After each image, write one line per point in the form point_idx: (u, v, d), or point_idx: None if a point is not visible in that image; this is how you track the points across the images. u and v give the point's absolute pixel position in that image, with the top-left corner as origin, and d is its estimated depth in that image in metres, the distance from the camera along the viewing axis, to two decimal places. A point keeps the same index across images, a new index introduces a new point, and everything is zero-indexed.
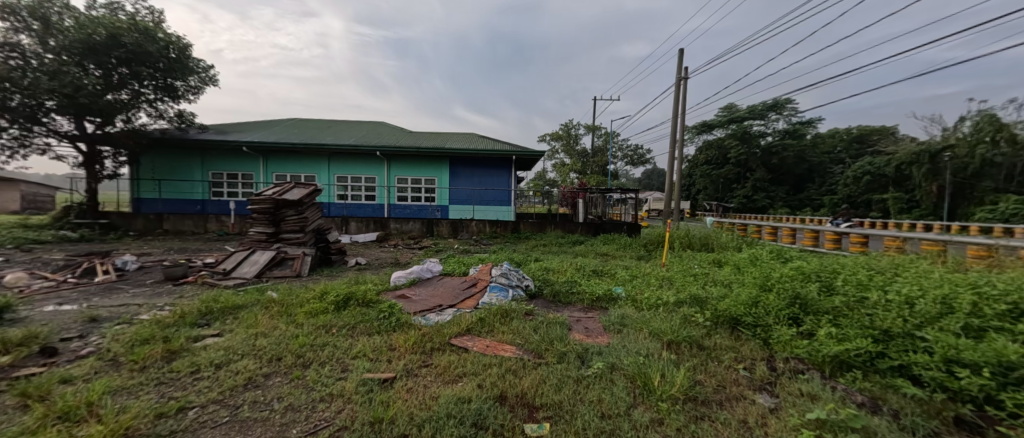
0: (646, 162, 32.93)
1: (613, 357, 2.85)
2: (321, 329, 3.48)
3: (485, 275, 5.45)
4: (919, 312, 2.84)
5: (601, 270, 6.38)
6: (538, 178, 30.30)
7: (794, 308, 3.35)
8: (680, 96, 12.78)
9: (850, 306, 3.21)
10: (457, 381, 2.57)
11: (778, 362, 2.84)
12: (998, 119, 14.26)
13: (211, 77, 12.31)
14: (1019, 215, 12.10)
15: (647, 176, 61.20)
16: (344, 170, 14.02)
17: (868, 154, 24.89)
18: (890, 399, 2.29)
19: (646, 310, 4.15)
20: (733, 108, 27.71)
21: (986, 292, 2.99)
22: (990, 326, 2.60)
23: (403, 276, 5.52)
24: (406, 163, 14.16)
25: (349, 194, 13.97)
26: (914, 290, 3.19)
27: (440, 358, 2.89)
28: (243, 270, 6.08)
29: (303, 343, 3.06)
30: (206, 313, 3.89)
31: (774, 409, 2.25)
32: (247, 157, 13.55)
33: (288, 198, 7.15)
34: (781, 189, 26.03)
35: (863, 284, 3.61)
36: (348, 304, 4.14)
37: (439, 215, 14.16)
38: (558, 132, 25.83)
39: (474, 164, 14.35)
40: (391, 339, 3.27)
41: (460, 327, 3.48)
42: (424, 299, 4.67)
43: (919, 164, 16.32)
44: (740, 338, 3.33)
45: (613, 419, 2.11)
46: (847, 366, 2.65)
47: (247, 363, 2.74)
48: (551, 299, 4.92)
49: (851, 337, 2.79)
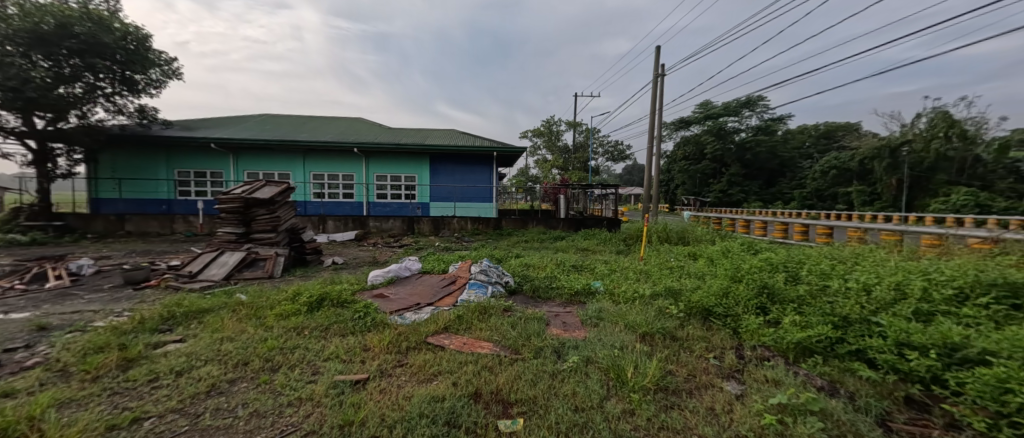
0: (627, 158, 33.57)
1: (589, 351, 2.88)
2: (292, 331, 3.38)
3: (464, 272, 5.41)
4: (876, 299, 3.00)
5: (581, 265, 6.44)
6: (521, 174, 30.51)
7: (761, 297, 3.49)
8: (658, 93, 13.01)
9: (814, 295, 3.36)
10: (432, 381, 2.55)
11: (746, 350, 2.93)
12: (951, 117, 15.21)
13: (174, 70, 11.69)
14: (968, 207, 12.94)
15: (629, 172, 62.13)
16: (320, 168, 13.65)
17: (835, 149, 26.00)
18: (847, 382, 2.40)
19: (623, 303, 4.22)
20: (709, 105, 28.69)
21: (934, 277, 3.19)
22: (937, 310, 2.77)
23: (380, 274, 5.44)
24: (385, 160, 13.91)
25: (326, 192, 13.60)
26: (871, 278, 3.37)
27: (415, 357, 2.86)
28: (211, 272, 5.83)
29: (271, 346, 2.97)
30: (168, 318, 3.71)
31: (739, 395, 2.33)
32: (216, 154, 12.99)
33: (259, 196, 6.91)
34: (754, 183, 26.89)
35: (826, 273, 3.79)
36: (322, 304, 4.04)
37: (420, 213, 13.95)
38: (540, 128, 25.95)
39: (456, 161, 14.21)
40: (365, 339, 3.21)
41: (438, 325, 3.45)
42: (404, 298, 4.60)
43: (880, 159, 17.28)
44: (711, 328, 3.42)
45: (586, 412, 2.13)
46: (809, 351, 2.76)
47: (210, 369, 2.62)
48: (530, 295, 4.94)
49: (813, 323, 2.91)
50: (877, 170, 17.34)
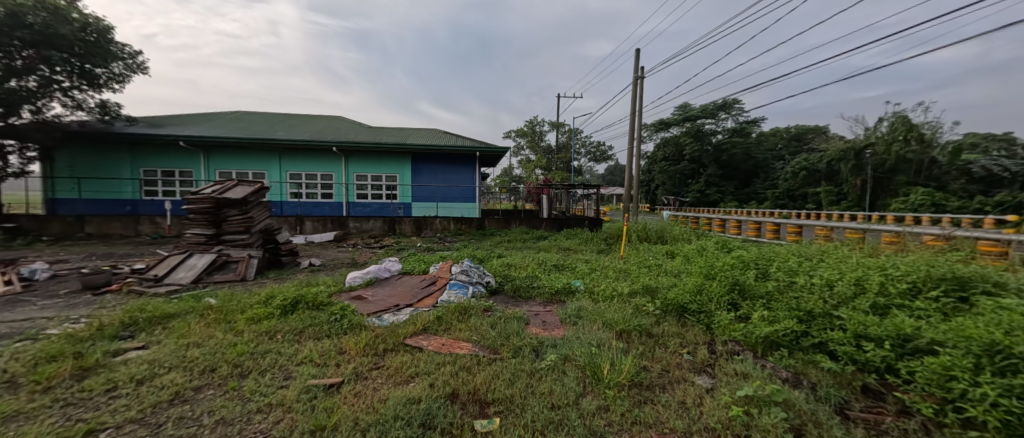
0: (609, 158, 34.06)
1: (567, 349, 2.92)
2: (264, 335, 3.28)
3: (444, 273, 5.37)
4: (838, 294, 3.15)
5: (563, 264, 6.49)
6: (504, 174, 30.53)
7: (733, 294, 3.60)
8: (638, 94, 13.24)
9: (781, 290, 3.50)
10: (409, 382, 2.52)
11: (718, 345, 3.02)
12: (909, 121, 16.03)
13: (139, 64, 11.15)
14: (926, 206, 13.70)
15: (611, 172, 63.10)
16: (297, 167, 13.28)
17: (805, 151, 27.10)
18: (809, 373, 2.51)
19: (602, 302, 4.28)
20: (687, 107, 29.43)
21: (891, 273, 3.37)
22: (893, 304, 2.94)
23: (359, 276, 5.33)
24: (365, 159, 13.65)
25: (303, 192, 13.22)
26: (834, 274, 3.53)
27: (392, 359, 2.82)
28: (178, 276, 5.59)
29: (241, 351, 2.87)
30: (130, 324, 3.54)
31: (710, 389, 2.40)
32: (185, 152, 12.45)
33: (231, 196, 6.67)
34: (730, 184, 27.71)
35: (793, 270, 3.95)
36: (296, 307, 3.94)
37: (401, 213, 13.76)
38: (523, 129, 26.02)
39: (438, 161, 14.08)
40: (340, 342, 3.14)
41: (417, 326, 3.42)
42: (382, 299, 4.53)
43: (846, 160, 18.10)
44: (685, 324, 3.51)
45: (561, 409, 2.15)
46: (776, 345, 2.87)
47: (174, 376, 2.51)
48: (511, 295, 4.95)
49: (780, 318, 3.04)
50: (843, 171, 18.15)
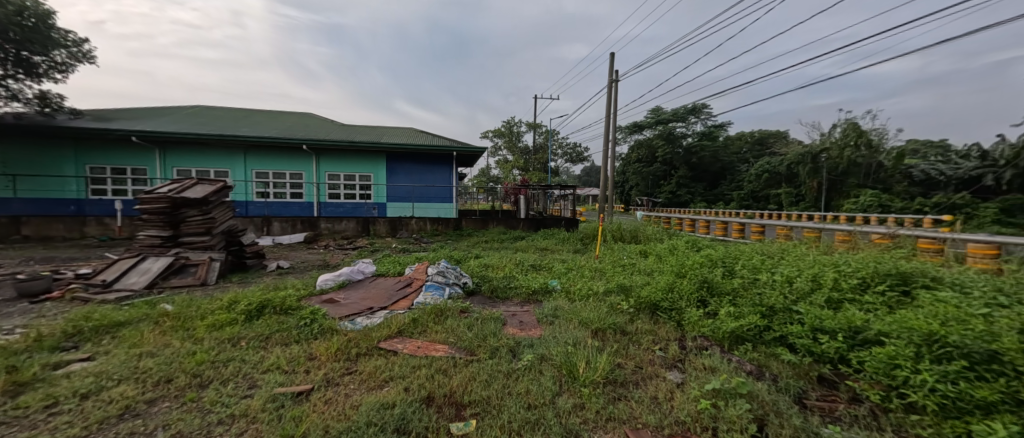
0: (585, 159, 34.64)
1: (544, 349, 2.94)
2: (227, 343, 3.12)
3: (420, 274, 5.28)
4: (797, 289, 3.34)
5: (540, 264, 6.54)
6: (481, 174, 30.44)
7: (701, 291, 3.75)
8: (612, 98, 13.54)
9: (746, 287, 3.67)
10: (384, 387, 2.47)
11: (688, 341, 3.13)
12: (859, 127, 17.21)
13: (86, 52, 10.33)
14: (874, 207, 14.76)
15: (587, 173, 64.17)
16: (263, 165, 12.71)
17: (767, 155, 28.56)
18: (771, 365, 2.65)
19: (578, 301, 4.35)
20: (659, 111, 30.38)
21: (843, 269, 3.60)
22: (846, 298, 3.14)
23: (331, 278, 5.17)
24: (336, 158, 13.24)
25: (270, 191, 12.67)
26: (793, 271, 3.74)
27: (366, 363, 2.75)
28: (129, 281, 5.22)
29: (200, 360, 2.71)
30: (73, 334, 3.27)
31: (680, 383, 2.48)
32: (138, 148, 11.67)
33: (190, 195, 6.31)
34: (699, 185, 28.80)
35: (756, 268, 4.15)
36: (263, 312, 3.77)
37: (376, 213, 13.45)
38: (500, 129, 26.04)
39: (413, 160, 13.85)
40: (311, 348, 3.04)
41: (392, 329, 3.35)
42: (356, 302, 4.41)
43: (803, 163, 19.20)
44: (658, 322, 3.61)
45: (538, 409, 2.17)
46: (741, 339, 3.01)
47: (124, 389, 2.34)
48: (489, 295, 4.94)
49: (745, 314, 3.18)
50: (801, 174, 19.25)
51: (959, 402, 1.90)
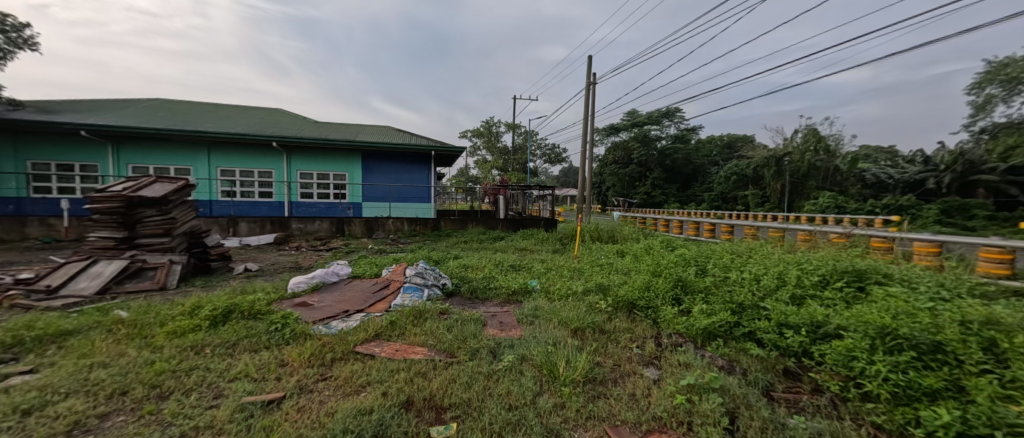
0: (563, 160, 35.00)
1: (524, 349, 2.95)
2: (189, 350, 2.97)
3: (398, 276, 5.19)
4: (764, 287, 3.49)
5: (520, 264, 6.56)
6: (460, 174, 30.24)
7: (676, 290, 3.86)
8: (590, 100, 13.76)
9: (717, 285, 3.81)
10: (360, 392, 2.41)
11: (664, 338, 3.22)
12: (819, 133, 18.20)
13: (27, 39, 9.59)
14: (832, 208, 15.62)
15: (565, 174, 64.90)
16: (230, 163, 12.19)
17: (736, 158, 29.75)
18: (741, 360, 2.75)
19: (558, 300, 4.39)
20: (635, 113, 31.10)
21: (806, 267, 3.80)
22: (808, 294, 3.31)
23: (303, 281, 5.00)
24: (310, 156, 12.84)
25: (237, 190, 12.15)
26: (760, 269, 3.91)
27: (341, 368, 2.68)
28: (78, 286, 4.87)
29: (160, 370, 2.57)
30: (13, 345, 3.03)
31: (657, 380, 2.55)
32: (88, 143, 10.99)
33: (148, 194, 5.97)
34: (673, 187, 29.64)
35: (727, 266, 4.32)
36: (229, 318, 3.62)
37: (351, 213, 13.12)
38: (479, 129, 25.97)
39: (390, 159, 13.61)
40: (282, 353, 2.93)
41: (368, 332, 3.28)
42: (330, 305, 4.29)
43: (768, 166, 20.12)
44: (635, 320, 3.69)
45: (518, 410, 2.18)
46: (713, 336, 3.11)
47: (73, 403, 2.19)
48: (468, 296, 4.91)
49: (717, 310, 3.30)
50: (766, 176, 20.14)
51: (909, 390, 2.03)
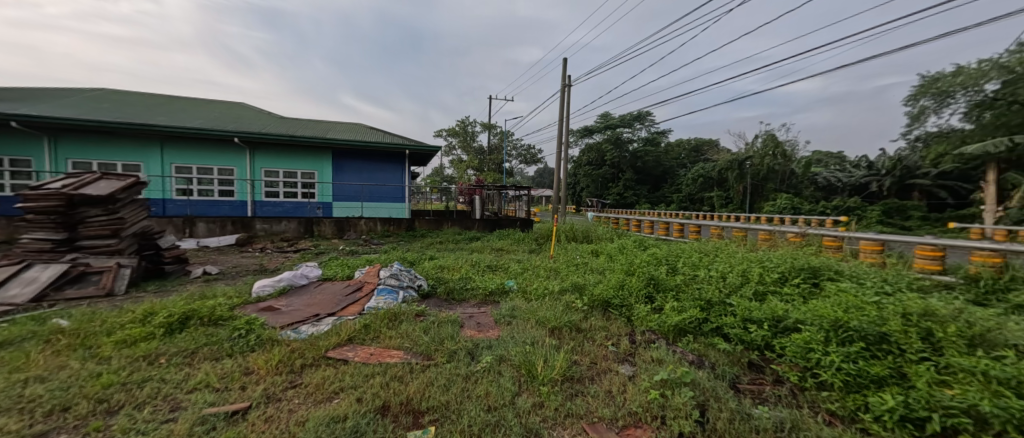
0: (538, 161, 35.28)
1: (502, 350, 2.97)
2: (142, 361, 2.79)
3: (372, 278, 5.07)
4: (731, 284, 3.67)
5: (496, 265, 6.57)
6: (435, 174, 29.90)
7: (649, 288, 3.99)
8: (565, 102, 13.97)
9: (686, 282, 3.97)
10: (333, 399, 2.35)
11: (638, 335, 3.32)
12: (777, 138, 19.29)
13: None
14: (789, 209, 16.57)
15: (540, 175, 65.44)
16: (186, 160, 11.52)
17: (703, 161, 31.01)
18: (709, 354, 2.88)
19: (535, 300, 4.43)
20: (608, 116, 31.81)
21: (768, 265, 4.02)
22: (770, 291, 3.51)
23: (269, 284, 4.80)
24: (276, 153, 12.33)
25: (194, 189, 11.50)
26: (726, 267, 4.11)
27: (312, 375, 2.60)
28: (10, 293, 4.46)
29: (107, 383, 2.41)
30: None
31: (631, 376, 2.63)
32: (21, 136, 10.19)
33: (92, 192, 5.54)
34: (644, 188, 30.48)
35: (695, 264, 4.51)
36: (186, 325, 3.43)
37: (320, 213, 12.69)
38: (455, 128, 25.77)
39: (363, 158, 13.28)
40: (247, 361, 2.81)
41: (341, 337, 3.20)
42: (298, 309, 4.15)
43: (731, 169, 21.08)
44: (610, 318, 3.79)
45: (497, 410, 2.19)
46: (683, 332, 3.25)
47: (4, 422, 2.02)
48: (444, 297, 4.87)
49: (687, 308, 3.44)
50: (729, 179, 21.09)
51: (859, 378, 2.20)
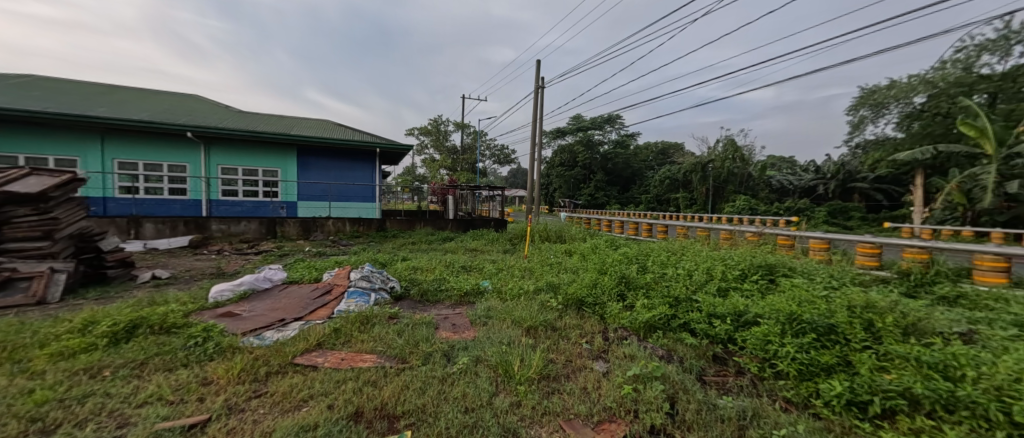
0: (511, 162, 35.41)
1: (478, 350, 2.99)
2: (84, 374, 2.60)
3: (341, 280, 4.94)
4: (696, 281, 3.87)
5: (471, 265, 6.56)
6: (407, 173, 29.36)
7: (621, 286, 4.13)
8: (539, 103, 14.12)
9: (656, 280, 4.14)
10: (303, 407, 2.29)
11: (611, 333, 3.43)
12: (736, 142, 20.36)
13: None
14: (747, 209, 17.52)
15: (513, 176, 65.66)
16: (131, 155, 10.77)
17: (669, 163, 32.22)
18: (677, 349, 3.03)
19: (510, 300, 4.47)
20: (580, 118, 32.41)
21: (730, 262, 4.26)
22: (731, 287, 3.73)
23: (229, 289, 4.58)
24: (235, 150, 11.73)
25: (140, 187, 10.76)
26: (692, 265, 4.32)
27: (279, 383, 2.52)
28: None
29: (44, 399, 2.23)
30: None
31: (605, 373, 2.72)
32: None
33: (22, 190, 5.05)
34: (614, 189, 31.21)
35: (663, 263, 4.70)
36: (134, 333, 3.23)
37: (284, 213, 12.17)
38: (427, 127, 25.42)
39: (331, 156, 12.86)
40: (207, 371, 2.69)
41: (309, 342, 3.11)
42: (262, 314, 3.99)
43: (694, 171, 22.02)
44: (583, 316, 3.89)
45: (475, 411, 2.22)
46: (653, 328, 3.39)
47: None
48: (418, 299, 4.82)
49: (656, 305, 3.59)
50: (693, 181, 22.00)
51: (811, 366, 2.39)
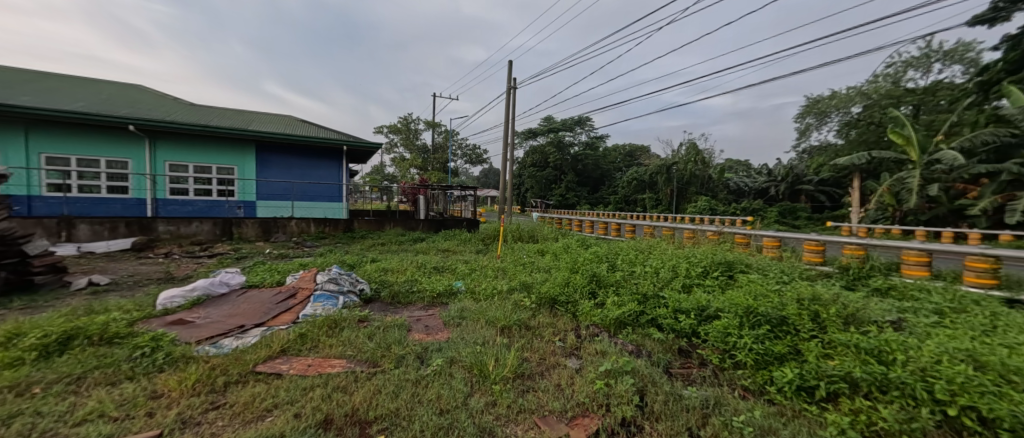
0: (483, 162, 35.30)
1: (452, 351, 2.96)
2: (8, 392, 2.33)
3: (307, 283, 4.74)
4: (663, 279, 4.01)
5: (443, 266, 6.48)
6: (376, 172, 28.57)
7: (592, 284, 4.21)
8: (511, 104, 14.16)
9: (625, 278, 4.26)
10: (265, 417, 2.17)
11: (583, 330, 3.49)
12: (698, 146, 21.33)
13: None
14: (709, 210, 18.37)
15: (485, 176, 65.47)
16: (62, 149, 9.83)
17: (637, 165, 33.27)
18: (646, 344, 3.13)
19: (483, 300, 4.45)
20: (551, 119, 32.79)
21: (694, 260, 4.45)
22: (695, 283, 3.90)
23: (180, 294, 4.27)
24: (187, 146, 10.97)
25: (71, 183, 9.88)
26: (659, 263, 4.47)
27: (238, 393, 2.38)
28: None
29: None
30: None
31: (578, 369, 2.77)
32: None
33: None
34: (584, 190, 31.75)
35: (632, 261, 4.84)
36: (70, 345, 2.94)
37: (242, 213, 11.50)
38: (397, 125, 24.86)
39: (294, 153, 12.31)
40: (156, 383, 2.49)
41: (272, 349, 2.96)
42: (218, 321, 3.75)
43: (660, 173, 22.84)
44: (556, 314, 3.94)
45: (450, 413, 2.19)
46: (623, 325, 3.48)
47: None
48: (389, 301, 4.70)
49: (626, 302, 3.69)
50: (659, 183, 22.79)
51: (767, 356, 2.54)
